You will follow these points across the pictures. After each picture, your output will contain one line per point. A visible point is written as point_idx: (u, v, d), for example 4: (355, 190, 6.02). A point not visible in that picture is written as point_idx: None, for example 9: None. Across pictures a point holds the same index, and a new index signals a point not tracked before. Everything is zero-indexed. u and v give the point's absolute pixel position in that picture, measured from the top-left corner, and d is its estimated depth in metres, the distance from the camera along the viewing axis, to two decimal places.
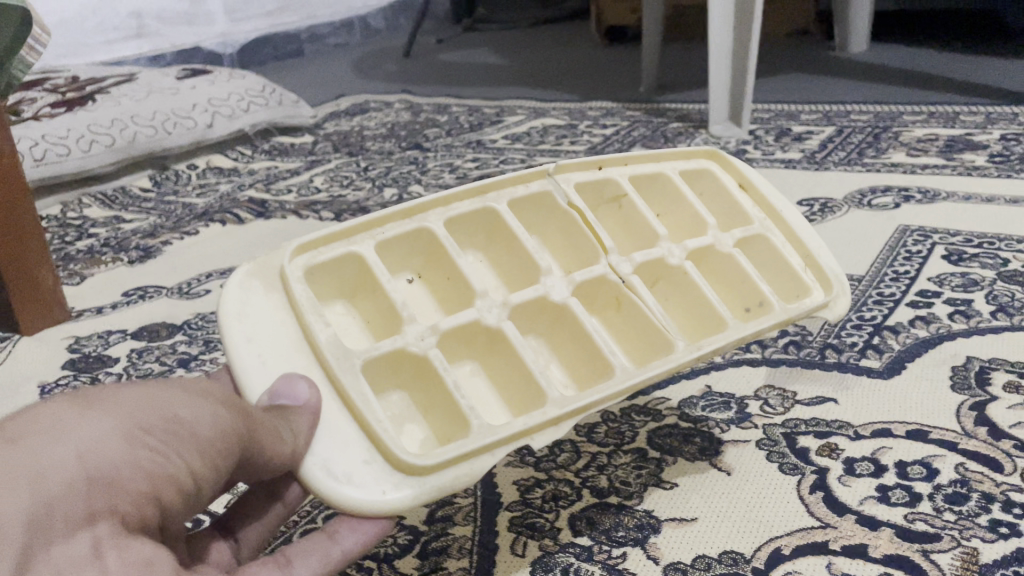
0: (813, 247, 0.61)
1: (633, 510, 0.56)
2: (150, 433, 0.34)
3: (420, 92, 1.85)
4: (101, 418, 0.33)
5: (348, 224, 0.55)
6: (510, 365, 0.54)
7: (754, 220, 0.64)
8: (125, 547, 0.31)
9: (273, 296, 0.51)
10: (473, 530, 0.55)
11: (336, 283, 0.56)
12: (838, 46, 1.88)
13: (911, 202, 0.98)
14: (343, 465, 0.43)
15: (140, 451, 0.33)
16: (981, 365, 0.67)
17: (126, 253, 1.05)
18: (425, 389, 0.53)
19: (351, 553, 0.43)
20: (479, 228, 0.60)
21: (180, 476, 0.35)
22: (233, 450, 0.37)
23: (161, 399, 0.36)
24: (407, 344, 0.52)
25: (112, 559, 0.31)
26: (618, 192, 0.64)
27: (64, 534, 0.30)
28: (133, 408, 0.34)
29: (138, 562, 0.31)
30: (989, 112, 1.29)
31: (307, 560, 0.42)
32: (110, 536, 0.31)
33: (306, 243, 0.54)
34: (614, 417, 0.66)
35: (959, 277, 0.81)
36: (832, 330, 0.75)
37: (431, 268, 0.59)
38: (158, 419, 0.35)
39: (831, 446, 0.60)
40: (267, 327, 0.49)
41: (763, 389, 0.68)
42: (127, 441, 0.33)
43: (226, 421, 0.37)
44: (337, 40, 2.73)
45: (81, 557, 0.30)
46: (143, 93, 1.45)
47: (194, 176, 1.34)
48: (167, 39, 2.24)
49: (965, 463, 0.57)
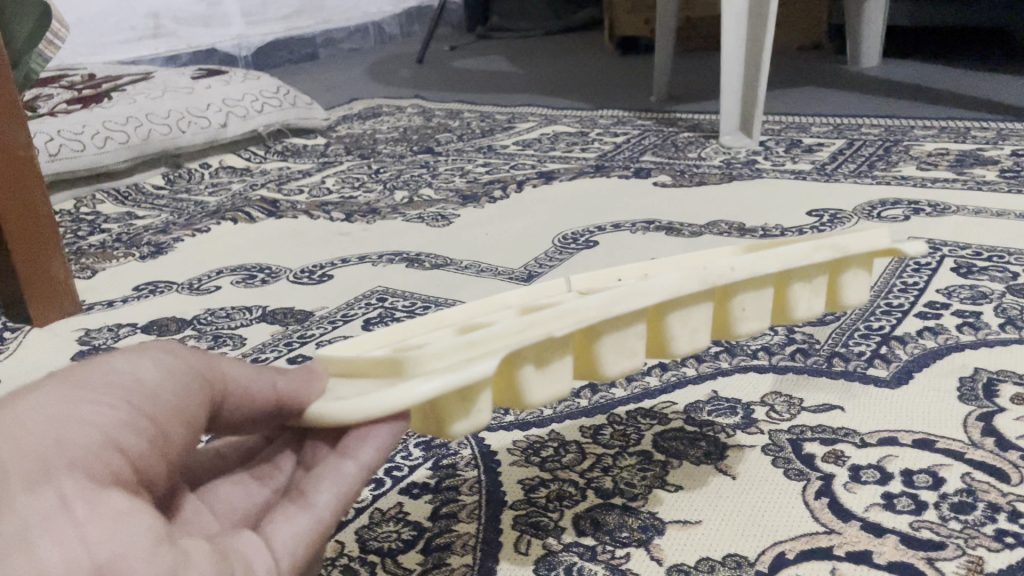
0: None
1: (637, 511, 0.56)
2: (97, 390, 0.32)
3: (432, 97, 1.86)
4: (36, 387, 0.31)
5: None
6: None
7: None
8: (97, 496, 0.29)
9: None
10: (476, 527, 0.55)
11: None
12: (850, 61, 1.88)
13: (920, 215, 0.98)
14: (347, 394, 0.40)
15: (88, 406, 0.31)
16: (988, 377, 0.67)
17: (138, 248, 1.06)
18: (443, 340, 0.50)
19: (371, 463, 0.40)
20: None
21: (141, 425, 0.32)
22: (188, 400, 0.35)
23: (103, 359, 0.34)
24: None
25: (83, 507, 0.28)
26: None
27: (22, 492, 0.27)
28: (71, 373, 0.32)
29: (113, 511, 0.29)
30: (1000, 128, 1.29)
31: (321, 485, 0.39)
32: (76, 485, 0.28)
33: None
34: (619, 419, 0.66)
35: (968, 290, 0.81)
36: (839, 338, 0.75)
37: None
38: (100, 376, 0.32)
39: (837, 453, 0.60)
40: None
41: (770, 396, 0.68)
42: (71, 400, 0.31)
43: (174, 368, 0.35)
44: (351, 45, 2.74)
45: (47, 510, 0.27)
46: (158, 92, 1.46)
47: (207, 175, 1.35)
48: (183, 40, 2.26)
49: (971, 473, 0.57)
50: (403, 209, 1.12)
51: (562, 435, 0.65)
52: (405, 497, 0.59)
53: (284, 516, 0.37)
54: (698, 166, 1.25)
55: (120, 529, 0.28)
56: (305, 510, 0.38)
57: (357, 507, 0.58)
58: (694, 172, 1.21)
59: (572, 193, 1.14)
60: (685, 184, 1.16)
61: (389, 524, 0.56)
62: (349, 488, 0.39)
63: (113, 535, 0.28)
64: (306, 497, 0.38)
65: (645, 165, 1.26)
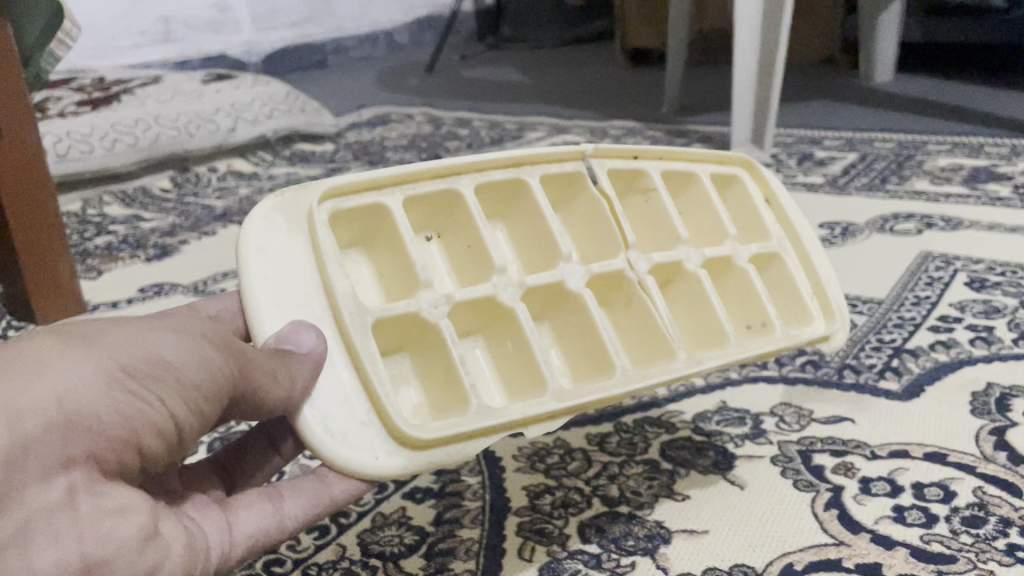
0: (826, 275, 0.61)
1: (644, 520, 0.55)
2: (137, 376, 0.33)
3: (442, 106, 1.86)
4: (85, 356, 0.32)
5: (381, 171, 0.50)
6: (515, 347, 0.53)
7: (774, 236, 0.63)
8: (98, 492, 0.32)
9: (301, 246, 0.47)
10: (480, 533, 0.55)
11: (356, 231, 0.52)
12: (862, 76, 1.88)
13: (932, 229, 0.97)
14: (342, 422, 0.43)
15: (124, 395, 0.33)
16: (1002, 391, 0.66)
17: (144, 250, 1.05)
18: (429, 352, 0.51)
19: (341, 498, 0.44)
20: (502, 199, 0.57)
21: (164, 424, 0.34)
22: (220, 397, 0.37)
23: (148, 339, 0.34)
24: (420, 308, 0.50)
25: (84, 505, 0.31)
26: (649, 185, 0.61)
27: (39, 478, 0.30)
28: (122, 346, 0.33)
29: (109, 509, 0.32)
30: (1013, 144, 1.28)
31: (297, 495, 0.43)
32: (84, 480, 0.32)
33: (337, 188, 0.49)
34: (627, 427, 0.65)
35: (981, 304, 0.80)
36: (850, 350, 0.75)
37: (455, 233, 0.55)
38: (144, 359, 0.34)
39: (847, 465, 0.59)
40: (290, 268, 0.46)
41: (779, 406, 0.67)
42: (109, 383, 0.32)
43: (215, 366, 0.36)
44: (362, 53, 2.74)
45: (53, 504, 0.31)
46: (169, 96, 1.47)
47: (214, 179, 1.34)
48: (193, 46, 2.27)
49: (984, 487, 0.56)
50: None
51: (569, 442, 0.64)
52: (408, 501, 0.58)
53: (255, 507, 0.42)
54: None
55: (111, 529, 0.32)
56: (275, 509, 0.42)
57: (359, 511, 0.58)
58: None
59: None
60: None
61: (392, 528, 0.56)
62: (318, 509, 0.43)
63: (106, 535, 0.32)
64: (279, 499, 0.42)
65: None
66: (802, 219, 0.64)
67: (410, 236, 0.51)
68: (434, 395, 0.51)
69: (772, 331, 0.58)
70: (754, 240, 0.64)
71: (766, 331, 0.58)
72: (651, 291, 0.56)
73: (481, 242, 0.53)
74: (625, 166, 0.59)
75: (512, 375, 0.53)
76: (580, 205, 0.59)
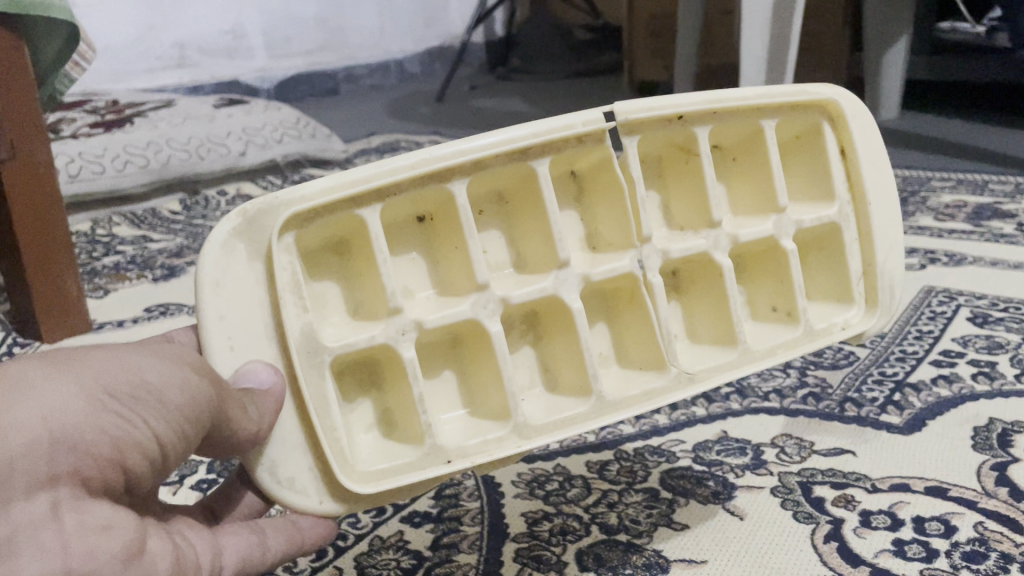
0: (875, 259, 0.57)
1: (642, 549, 0.55)
2: (122, 398, 0.33)
3: (450, 134, 1.87)
4: (70, 378, 0.32)
5: (355, 182, 0.44)
6: (486, 373, 0.50)
7: (838, 202, 0.57)
8: (83, 508, 0.32)
9: (256, 275, 0.43)
10: (478, 559, 0.54)
11: (324, 235, 0.47)
12: (868, 111, 1.89)
13: (936, 264, 0.98)
14: (291, 469, 0.44)
15: (108, 415, 0.33)
16: (1003, 427, 0.66)
17: (151, 271, 1.06)
18: (387, 363, 0.49)
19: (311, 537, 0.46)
20: (506, 178, 0.50)
21: (148, 445, 0.35)
22: (204, 420, 0.37)
23: (132, 361, 0.35)
24: (382, 337, 0.46)
25: (70, 520, 0.31)
26: (694, 147, 0.53)
27: (22, 495, 0.30)
28: (108, 368, 0.33)
29: (93, 525, 0.32)
30: (1018, 182, 1.28)
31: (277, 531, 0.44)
32: (68, 497, 0.32)
33: (301, 208, 0.43)
34: (627, 455, 0.65)
35: (983, 339, 0.80)
36: (852, 384, 0.74)
37: (444, 231, 0.50)
38: (128, 381, 0.34)
39: (847, 497, 0.59)
40: (241, 301, 0.43)
41: (780, 437, 0.67)
42: (93, 405, 0.32)
43: (200, 390, 0.36)
44: (372, 82, 2.76)
45: (37, 518, 0.31)
46: (180, 119, 1.49)
47: (223, 202, 1.34)
48: (206, 71, 2.30)
49: (984, 522, 0.56)
50: None
51: (568, 470, 0.64)
52: (405, 525, 0.58)
53: (240, 536, 0.43)
54: None
55: (94, 544, 0.32)
56: (258, 542, 0.43)
57: (357, 533, 0.58)
58: None
59: None
60: None
61: (389, 552, 0.56)
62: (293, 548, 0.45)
63: (91, 548, 0.32)
64: (262, 531, 0.44)
65: None
66: (878, 180, 0.57)
67: (384, 253, 0.46)
68: (393, 403, 0.50)
69: (797, 326, 0.56)
70: (817, 202, 0.58)
71: (790, 322, 0.56)
72: (657, 299, 0.52)
73: (466, 260, 0.48)
74: (668, 129, 0.51)
75: (485, 396, 0.51)
76: (605, 182, 0.52)
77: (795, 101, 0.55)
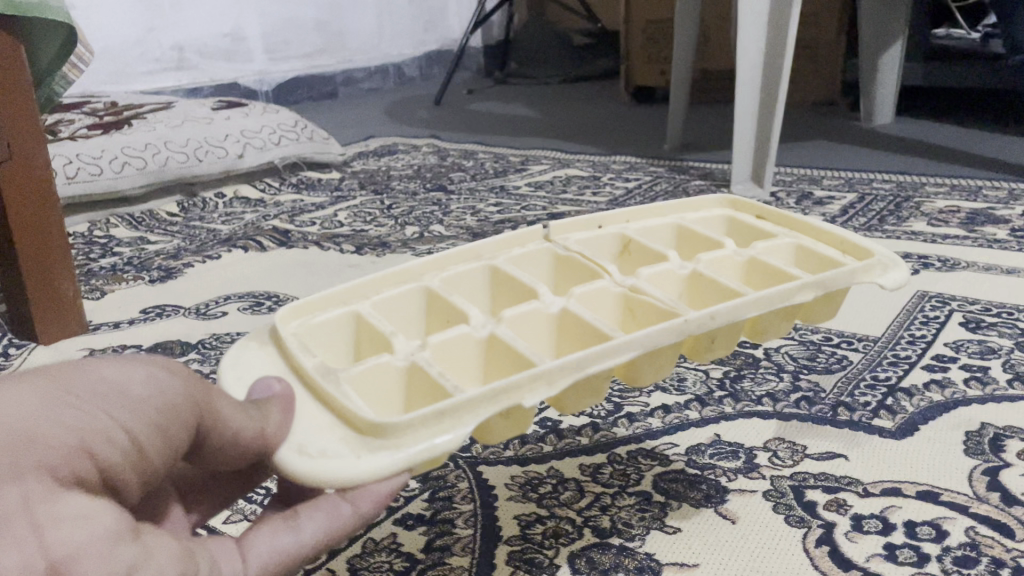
0: (842, 235, 0.66)
1: (634, 552, 0.55)
2: (84, 394, 0.33)
3: (447, 137, 1.87)
4: (26, 383, 0.32)
5: (343, 287, 0.59)
6: (510, 362, 0.54)
7: (775, 232, 0.71)
8: (58, 499, 0.31)
9: (265, 350, 0.52)
10: (470, 560, 0.55)
11: (333, 348, 0.57)
12: (863, 117, 1.90)
13: (929, 269, 0.98)
14: (318, 443, 0.43)
15: (69, 410, 0.32)
16: (995, 432, 0.66)
17: (148, 273, 1.06)
18: (418, 395, 0.52)
19: (366, 512, 0.43)
20: (477, 288, 0.64)
21: (120, 438, 0.34)
22: (178, 414, 0.36)
23: (91, 364, 0.34)
24: (395, 363, 0.54)
25: (42, 511, 0.30)
26: (623, 241, 0.70)
27: None
28: (66, 373, 0.33)
29: (70, 515, 0.31)
30: (1011, 188, 1.29)
31: (314, 515, 0.43)
32: (39, 491, 0.30)
33: (303, 305, 0.56)
34: (619, 459, 0.66)
35: (976, 344, 0.80)
36: (845, 388, 0.74)
37: (434, 321, 0.61)
38: (87, 381, 0.34)
39: (839, 501, 0.59)
40: (258, 365, 0.50)
41: (773, 441, 0.67)
42: (53, 401, 0.32)
43: (167, 385, 0.36)
44: (371, 85, 2.74)
45: (9, 511, 0.29)
46: (178, 121, 1.46)
47: (221, 205, 1.35)
48: (206, 73, 2.31)
49: (976, 527, 0.56)
50: (413, 244, 1.14)
51: (561, 472, 0.64)
52: (399, 527, 0.58)
53: (267, 526, 0.42)
54: None
55: (80, 531, 0.31)
56: (289, 532, 0.42)
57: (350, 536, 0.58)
58: None
59: None
60: None
61: (382, 554, 0.56)
62: (335, 526, 0.43)
63: (73, 537, 0.30)
64: (294, 519, 0.43)
65: None
66: (789, 215, 0.72)
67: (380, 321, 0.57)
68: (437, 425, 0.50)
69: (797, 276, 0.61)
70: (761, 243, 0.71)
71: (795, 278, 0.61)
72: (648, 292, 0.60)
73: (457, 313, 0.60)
74: (589, 231, 0.70)
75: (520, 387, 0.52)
76: (562, 272, 0.67)
77: (682, 208, 0.75)
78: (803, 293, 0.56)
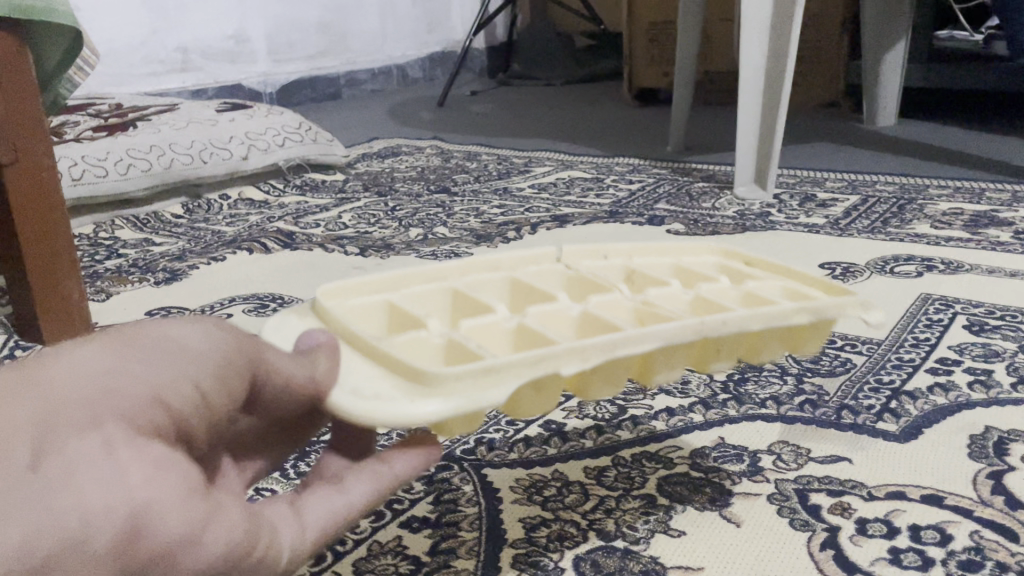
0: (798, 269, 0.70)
1: (639, 555, 0.55)
2: (145, 349, 0.34)
3: (451, 139, 1.87)
4: (93, 346, 0.33)
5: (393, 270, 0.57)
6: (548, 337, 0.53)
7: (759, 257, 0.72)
8: (139, 444, 0.30)
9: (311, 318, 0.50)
10: (475, 564, 0.55)
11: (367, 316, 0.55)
12: (866, 118, 1.90)
13: (932, 272, 0.98)
14: (368, 388, 0.42)
15: (137, 363, 0.33)
16: (999, 436, 0.67)
17: (153, 274, 1.06)
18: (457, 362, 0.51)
19: (405, 475, 0.44)
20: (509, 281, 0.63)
21: (185, 389, 0.34)
22: (235, 366, 0.37)
23: (152, 330, 0.35)
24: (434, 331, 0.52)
25: (126, 453, 0.30)
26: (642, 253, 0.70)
27: (73, 435, 0.29)
28: (131, 338, 0.34)
29: (151, 456, 0.30)
30: (1015, 190, 1.29)
31: (359, 477, 0.42)
32: (118, 435, 0.30)
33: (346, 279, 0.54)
34: (624, 462, 0.66)
35: (980, 347, 0.80)
36: (849, 391, 0.75)
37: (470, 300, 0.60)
38: (146, 340, 0.35)
39: (843, 505, 0.60)
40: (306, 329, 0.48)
41: (777, 444, 0.67)
42: (120, 358, 0.33)
43: (221, 339, 0.37)
44: (375, 86, 2.75)
45: (91, 453, 0.29)
46: (183, 123, 1.45)
47: (225, 207, 1.35)
48: (210, 75, 2.31)
49: (980, 531, 0.56)
50: (417, 246, 1.14)
51: (566, 475, 0.64)
52: (404, 529, 0.59)
53: (318, 495, 0.40)
54: (712, 215, 1.24)
55: (158, 475, 0.30)
56: (340, 495, 0.41)
57: (355, 538, 0.58)
58: (707, 221, 1.21)
59: (580, 239, 1.15)
60: (698, 233, 1.16)
61: (387, 557, 0.56)
62: (378, 489, 0.42)
63: (153, 478, 0.30)
64: (341, 483, 0.42)
65: (660, 212, 1.26)
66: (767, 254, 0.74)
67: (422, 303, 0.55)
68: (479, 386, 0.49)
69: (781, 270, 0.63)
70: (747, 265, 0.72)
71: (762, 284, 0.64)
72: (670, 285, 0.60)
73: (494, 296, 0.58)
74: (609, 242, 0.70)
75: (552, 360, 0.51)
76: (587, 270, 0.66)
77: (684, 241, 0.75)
78: (805, 315, 0.54)
